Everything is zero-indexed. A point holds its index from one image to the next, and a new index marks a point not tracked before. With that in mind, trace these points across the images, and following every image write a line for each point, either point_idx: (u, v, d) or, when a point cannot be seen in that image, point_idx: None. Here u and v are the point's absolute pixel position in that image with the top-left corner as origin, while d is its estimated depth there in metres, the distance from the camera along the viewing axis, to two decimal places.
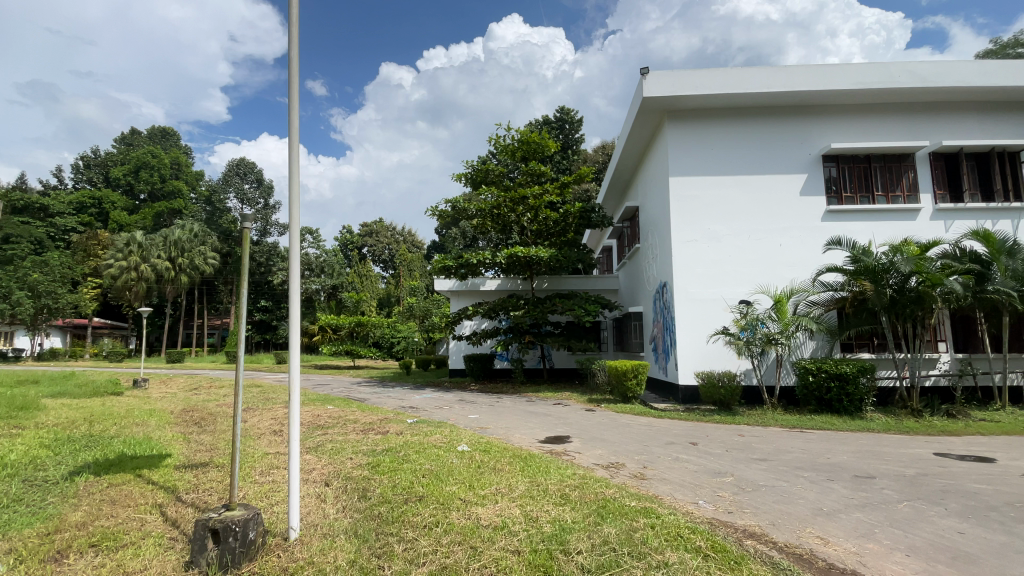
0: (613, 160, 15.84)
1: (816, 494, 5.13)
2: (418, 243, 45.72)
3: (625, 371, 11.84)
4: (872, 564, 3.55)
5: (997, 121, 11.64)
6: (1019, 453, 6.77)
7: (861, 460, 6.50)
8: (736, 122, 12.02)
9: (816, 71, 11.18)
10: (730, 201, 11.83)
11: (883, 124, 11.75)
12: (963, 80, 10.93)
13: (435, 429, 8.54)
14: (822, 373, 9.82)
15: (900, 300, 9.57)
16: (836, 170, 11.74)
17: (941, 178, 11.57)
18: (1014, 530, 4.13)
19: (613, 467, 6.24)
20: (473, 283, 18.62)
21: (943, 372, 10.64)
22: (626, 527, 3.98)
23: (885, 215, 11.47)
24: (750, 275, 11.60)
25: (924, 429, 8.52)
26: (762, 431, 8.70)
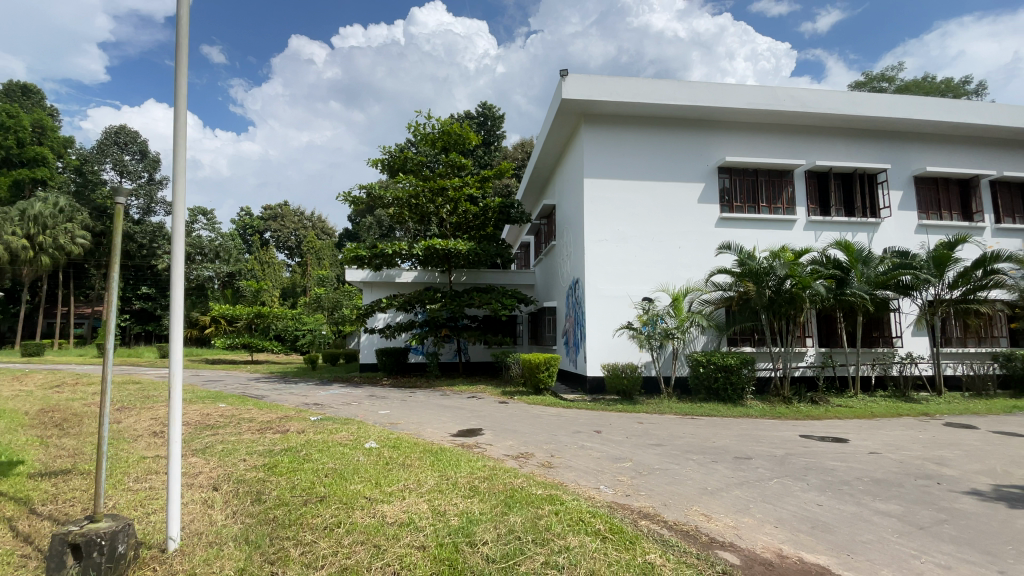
0: (532, 157, 16.05)
1: (702, 475, 5.59)
2: (329, 230, 43.29)
3: (537, 363, 12.10)
4: (746, 536, 3.93)
5: (860, 147, 13.37)
6: (865, 434, 7.90)
7: (742, 443, 7.20)
8: (646, 130, 12.73)
9: (716, 88, 12.16)
10: (638, 205, 12.52)
11: (769, 142, 13.06)
12: (833, 109, 12.47)
13: (341, 426, 8.10)
14: (710, 365, 10.78)
15: (777, 300, 10.73)
16: (729, 182, 12.90)
17: (813, 194, 13.14)
18: (860, 500, 4.80)
19: (522, 457, 6.34)
20: (388, 274, 18.00)
21: (809, 363, 12.18)
22: (532, 514, 4.04)
23: (769, 225, 12.81)
24: (653, 274, 12.38)
25: (793, 414, 9.66)
26: (659, 418, 9.34)
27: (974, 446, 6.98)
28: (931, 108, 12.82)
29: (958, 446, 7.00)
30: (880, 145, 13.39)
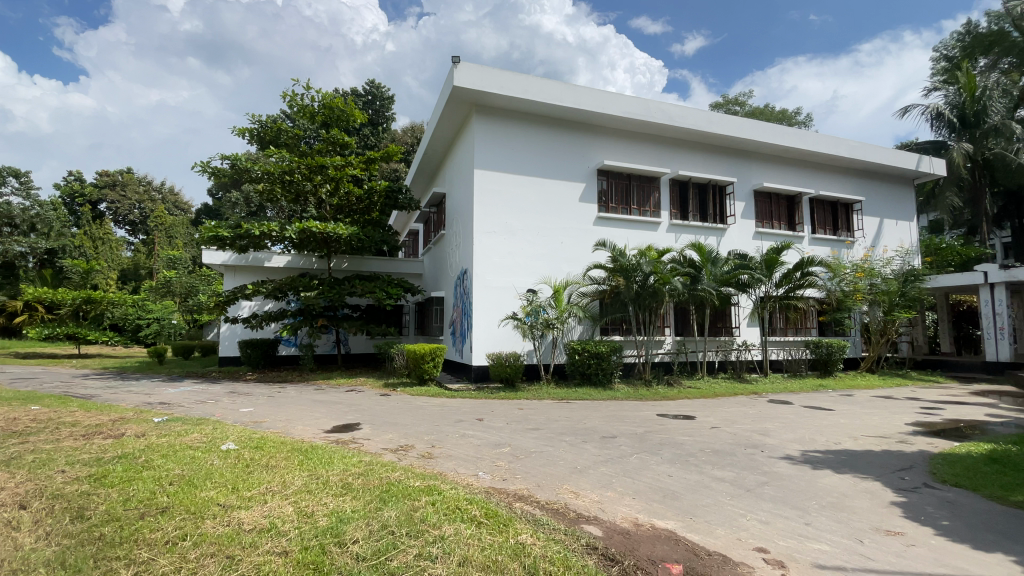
0: (421, 143, 15.63)
1: (573, 455, 5.96)
2: (183, 205, 37.91)
3: (422, 354, 11.86)
4: (608, 509, 4.28)
5: (715, 161, 15.19)
6: (710, 411, 9.07)
7: (609, 423, 7.82)
8: (534, 127, 13.12)
9: (598, 95, 12.94)
10: (524, 199, 12.88)
11: (642, 149, 14.24)
12: (694, 125, 14.00)
13: (192, 427, 7.14)
14: (585, 353, 11.54)
15: (643, 293, 11.82)
16: (606, 183, 13.84)
17: (676, 199, 14.65)
18: (701, 469, 5.51)
19: (401, 450, 6.18)
20: (256, 258, 16.32)
21: (666, 350, 13.63)
22: (407, 507, 3.95)
23: (638, 226, 14.03)
24: (537, 267, 12.85)
25: (653, 396, 10.74)
26: (538, 404, 9.76)
27: (790, 419, 8.40)
28: (769, 132, 15.03)
29: (777, 419, 8.37)
30: (731, 161, 15.36)
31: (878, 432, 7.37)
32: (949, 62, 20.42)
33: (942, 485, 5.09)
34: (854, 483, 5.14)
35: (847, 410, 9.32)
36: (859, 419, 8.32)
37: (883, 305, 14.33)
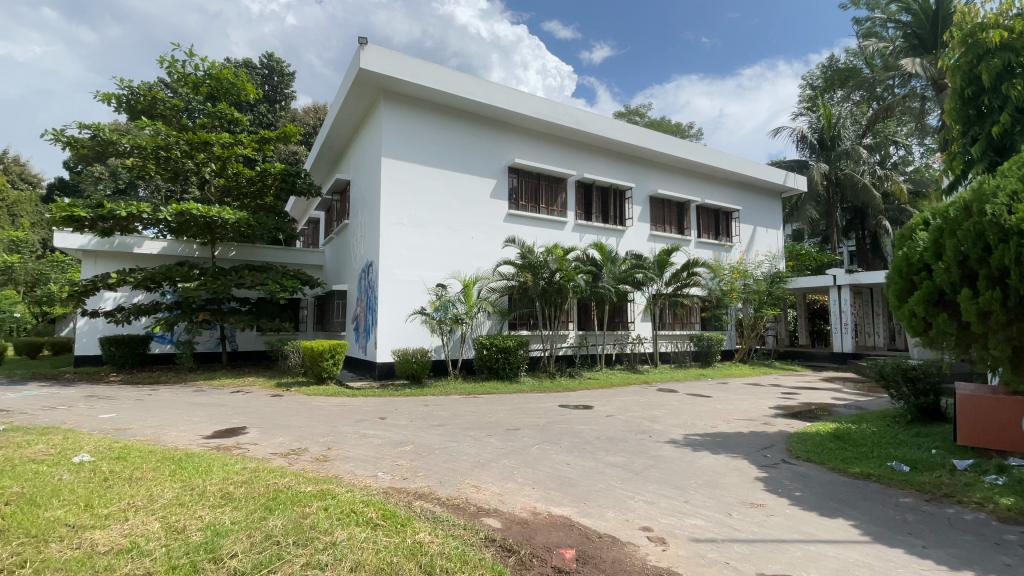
0: (323, 126, 14.71)
1: (476, 449, 5.99)
2: (28, 177, 32.14)
3: (320, 351, 11.17)
4: (508, 500, 4.35)
5: (618, 166, 16.08)
6: (607, 401, 9.62)
7: (513, 416, 7.98)
8: (444, 119, 12.93)
9: (509, 93, 13.09)
10: (435, 192, 12.65)
11: (551, 150, 14.65)
12: (599, 130, 14.72)
13: (33, 438, 6.07)
14: (493, 347, 11.64)
15: (549, 290, 12.20)
16: (517, 181, 14.06)
17: (581, 201, 15.31)
18: (596, 456, 5.81)
19: (293, 454, 5.78)
20: (123, 243, 14.33)
21: (570, 344, 14.21)
22: (296, 514, 3.70)
23: (546, 224, 14.43)
24: (447, 262, 12.70)
25: (555, 388, 11.15)
26: (444, 399, 9.66)
27: (675, 406, 9.17)
28: (664, 143, 16.26)
29: (664, 406, 9.11)
30: (632, 166, 16.36)
31: (747, 416, 8.31)
32: (812, 92, 23.50)
33: (797, 461, 5.87)
34: (726, 462, 5.75)
35: (723, 396, 10.40)
36: (732, 404, 9.32)
37: (754, 304, 16.35)
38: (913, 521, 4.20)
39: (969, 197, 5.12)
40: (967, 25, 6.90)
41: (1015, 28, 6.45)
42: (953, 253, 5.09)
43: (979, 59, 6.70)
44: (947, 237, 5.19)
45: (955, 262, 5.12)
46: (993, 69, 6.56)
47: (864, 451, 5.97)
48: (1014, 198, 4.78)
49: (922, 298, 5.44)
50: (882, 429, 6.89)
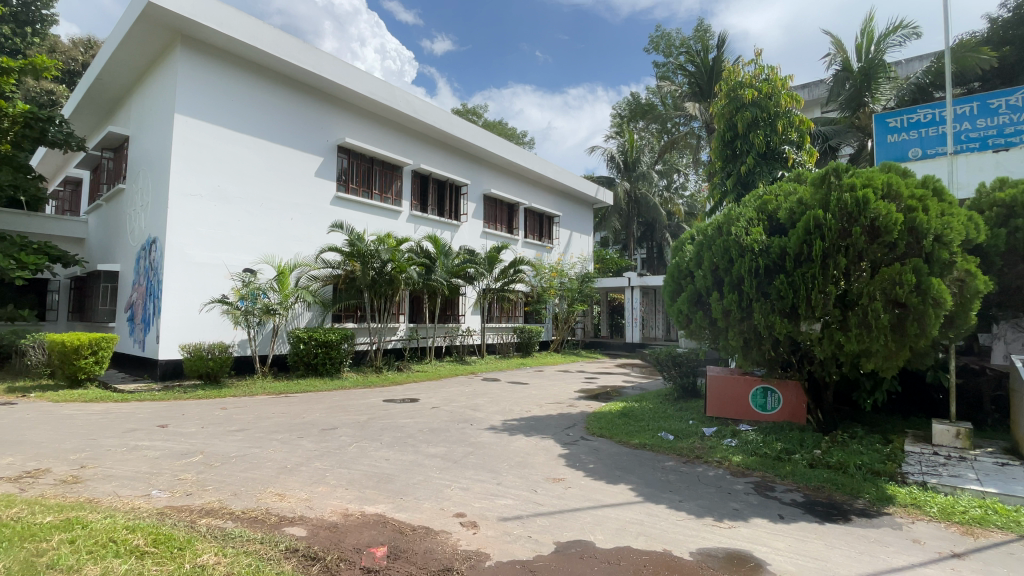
0: (94, 63, 11.77)
1: (284, 453, 5.45)
2: None
3: (76, 348, 8.90)
4: (317, 505, 4.06)
5: (454, 160, 16.26)
6: (432, 393, 9.70)
7: (330, 414, 7.48)
8: (263, 82, 11.47)
9: (341, 67, 12.26)
10: (245, 163, 11.10)
11: (386, 135, 14.10)
12: (435, 122, 14.70)
13: None
14: (311, 341, 10.73)
15: (378, 281, 11.68)
16: (346, 162, 13.19)
17: (416, 191, 15.11)
18: (416, 449, 5.81)
19: (26, 477, 4.49)
20: None
21: (399, 337, 13.96)
22: (24, 554, 2.87)
23: (378, 212, 13.81)
24: (257, 244, 11.26)
25: (381, 382, 10.84)
26: (248, 400, 8.57)
27: (496, 394, 9.69)
28: (497, 144, 17.01)
29: (486, 395, 9.56)
30: (467, 162, 16.71)
31: (556, 399, 9.23)
32: (622, 118, 27.07)
33: (593, 437, 6.72)
34: (536, 443, 6.28)
35: (538, 383, 11.37)
36: (545, 390, 10.25)
37: (568, 299, 18.20)
38: (673, 480, 5.16)
39: (721, 220, 6.54)
40: (732, 81, 8.64)
41: (762, 89, 8.33)
42: (709, 264, 6.43)
43: (737, 110, 8.51)
44: (705, 251, 6.57)
45: (710, 270, 6.48)
46: (745, 120, 8.41)
47: (643, 424, 7.12)
48: (748, 224, 6.27)
49: (687, 298, 6.73)
50: (657, 405, 8.32)
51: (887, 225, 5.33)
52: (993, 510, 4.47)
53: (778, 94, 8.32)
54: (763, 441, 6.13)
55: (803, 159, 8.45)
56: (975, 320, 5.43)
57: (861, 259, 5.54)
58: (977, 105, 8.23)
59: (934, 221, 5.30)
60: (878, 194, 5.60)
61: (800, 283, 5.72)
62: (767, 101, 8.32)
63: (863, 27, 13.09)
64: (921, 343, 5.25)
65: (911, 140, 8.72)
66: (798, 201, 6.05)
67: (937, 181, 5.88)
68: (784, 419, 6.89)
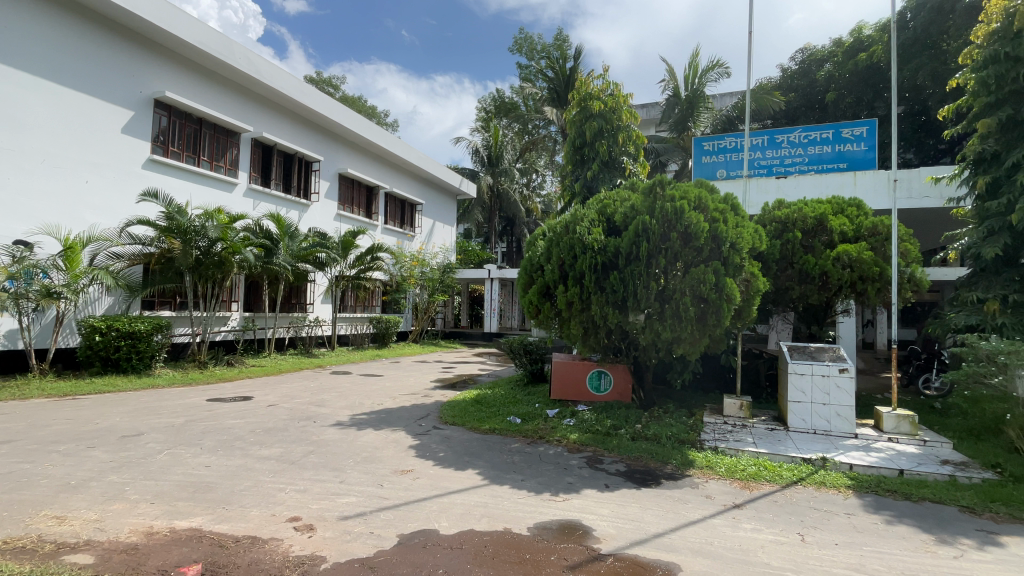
0: None
1: (66, 467, 4.46)
2: None
3: None
4: (112, 525, 3.41)
5: (305, 134, 14.89)
6: (270, 389, 8.81)
7: (136, 418, 6.33)
8: (51, 7, 9.18)
9: (163, 7, 10.40)
10: (21, 106, 8.79)
11: (223, 96, 12.34)
12: (283, 88, 13.31)
13: None
14: (111, 332, 8.96)
15: (204, 262, 10.14)
16: (166, 122, 11.21)
17: (256, 163, 13.49)
18: (247, 452, 5.22)
19: None
20: None
21: (231, 328, 12.43)
22: None
23: (207, 182, 12.01)
24: (35, 210, 9.00)
25: (206, 379, 9.50)
26: (15, 406, 6.82)
27: (345, 388, 9.18)
28: (355, 122, 16.03)
29: (333, 389, 9.00)
30: (320, 138, 15.44)
31: (410, 391, 9.09)
32: (487, 113, 27.55)
33: (445, 426, 6.77)
34: (385, 437, 6.10)
35: (392, 375, 11.08)
36: (399, 382, 10.02)
37: (428, 290, 17.94)
38: (517, 461, 5.46)
39: (568, 219, 7.06)
40: (583, 91, 9.32)
41: (608, 103, 9.13)
42: (556, 259, 6.90)
43: (586, 118, 9.27)
44: (553, 247, 7.02)
45: (557, 265, 6.94)
46: (592, 129, 9.17)
47: (493, 410, 7.39)
48: (590, 224, 6.86)
49: (537, 290, 7.12)
50: (508, 392, 8.71)
51: (697, 232, 6.30)
52: (762, 466, 5.60)
53: (620, 109, 9.22)
54: (596, 419, 6.81)
55: (638, 170, 9.52)
56: (755, 313, 6.67)
57: (677, 260, 6.46)
58: (767, 138, 10.18)
59: (730, 231, 6.39)
60: (691, 206, 6.57)
61: (629, 279, 6.45)
62: (611, 114, 9.18)
63: (690, 61, 15.17)
64: (717, 331, 6.32)
65: (719, 162, 10.52)
66: (630, 207, 6.79)
67: (735, 199, 7.08)
68: (612, 398, 7.75)
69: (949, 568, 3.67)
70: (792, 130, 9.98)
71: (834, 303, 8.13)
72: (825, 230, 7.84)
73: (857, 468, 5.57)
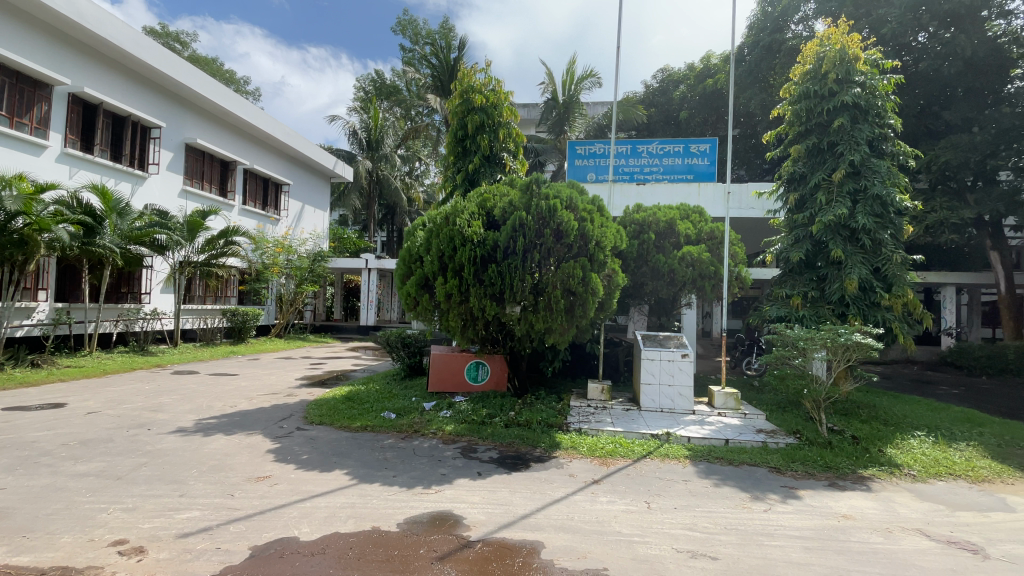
0: None
1: None
2: None
3: None
4: None
5: (143, 95, 12.75)
6: (92, 394, 7.44)
7: None
8: None
9: None
10: None
11: (28, 38, 10.05)
12: (114, 37, 11.25)
13: None
14: None
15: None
16: None
17: (76, 126, 11.24)
18: (58, 469, 4.37)
19: None
20: None
21: (37, 322, 10.22)
22: None
23: (4, 142, 9.70)
24: None
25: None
26: None
27: (192, 389, 8.12)
28: (208, 88, 14.16)
29: (177, 391, 7.90)
30: (163, 102, 13.37)
31: (272, 390, 8.34)
32: (366, 95, 26.19)
33: (311, 426, 6.35)
34: (240, 442, 5.53)
35: (250, 373, 10.05)
36: (259, 380, 9.14)
37: (295, 279, 16.50)
38: (389, 457, 5.34)
39: (447, 211, 7.02)
40: (465, 82, 9.32)
41: (489, 98, 9.26)
42: (435, 250, 6.82)
43: (467, 111, 9.29)
44: (432, 238, 6.94)
45: (436, 257, 6.87)
46: (474, 122, 9.24)
47: (366, 407, 7.11)
48: (470, 217, 6.91)
49: (415, 282, 7.00)
50: (383, 387, 8.44)
51: (567, 230, 6.71)
52: (618, 443, 6.19)
53: (501, 105, 9.40)
54: (472, 410, 6.92)
55: (517, 167, 9.77)
56: (616, 305, 7.31)
57: (550, 256, 6.81)
58: (630, 147, 11.01)
59: (596, 230, 6.91)
60: (563, 205, 6.96)
61: (506, 273, 6.64)
62: (493, 110, 9.31)
63: (567, 67, 16.01)
64: (583, 322, 6.80)
65: (589, 166, 11.33)
66: (509, 203, 6.97)
67: (601, 201, 7.64)
68: (489, 388, 7.95)
69: (757, 518, 4.43)
70: (651, 141, 10.83)
71: (680, 297, 9.24)
72: (674, 232, 8.87)
73: (694, 440, 6.44)
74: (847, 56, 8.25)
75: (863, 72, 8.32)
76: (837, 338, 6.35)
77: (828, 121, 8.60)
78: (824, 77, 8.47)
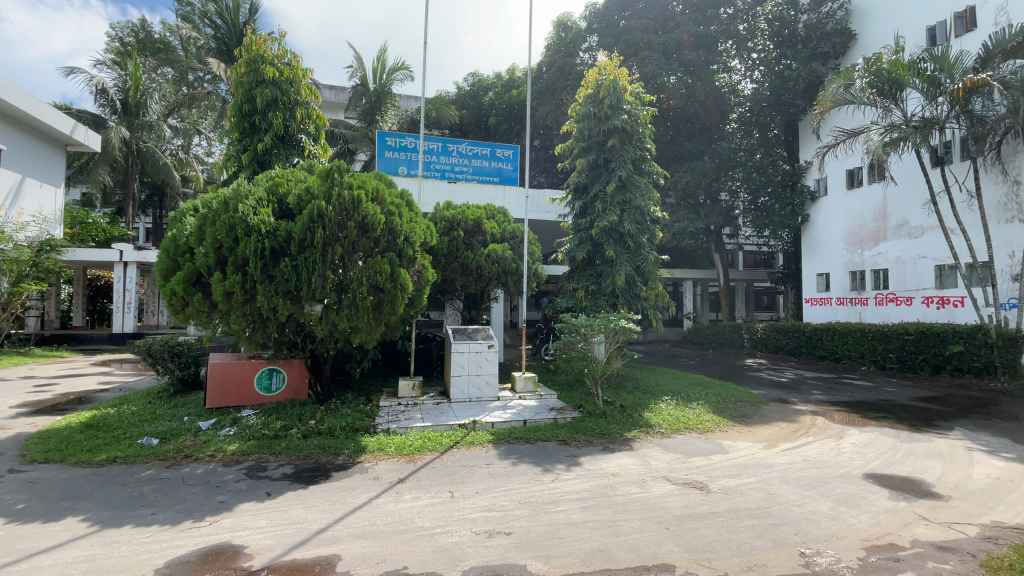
0: None
1: None
2: None
3: None
4: None
5: None
6: None
7: None
8: None
9: None
10: None
11: None
12: None
13: None
14: None
15: None
16: None
17: None
18: None
19: None
20: None
21: None
22: None
23: None
24: None
25: None
26: None
27: None
28: None
29: None
30: None
31: None
32: (124, 47, 21.19)
33: (29, 467, 4.89)
34: None
35: None
36: None
37: (9, 276, 12.50)
38: (147, 492, 4.44)
39: (228, 195, 6.09)
40: (253, 51, 8.20)
41: (284, 72, 8.33)
42: (211, 241, 5.87)
43: (256, 83, 8.22)
44: (208, 226, 5.94)
45: (212, 248, 5.92)
46: (264, 97, 8.21)
47: (116, 435, 5.77)
48: (257, 204, 6.12)
49: (184, 277, 5.94)
50: (143, 407, 6.97)
51: (373, 223, 6.48)
52: (426, 438, 6.27)
53: (299, 83, 8.54)
54: (263, 424, 6.21)
55: (318, 152, 9.00)
56: (426, 301, 7.34)
57: (355, 251, 6.49)
58: (441, 145, 11.19)
59: (404, 225, 6.85)
60: (369, 197, 6.70)
61: (302, 267, 6.09)
62: (288, 85, 8.37)
63: (378, 55, 15.44)
64: (391, 319, 6.67)
65: (400, 159, 11.12)
66: (305, 190, 6.39)
67: (410, 196, 7.57)
68: (287, 396, 7.29)
69: (546, 488, 4.97)
70: (461, 141, 11.17)
71: (488, 291, 9.72)
72: (481, 230, 9.30)
73: (497, 425, 6.89)
74: (618, 86, 9.72)
75: (630, 102, 9.90)
76: (609, 324, 7.54)
77: (604, 140, 10.02)
78: (602, 101, 9.85)
